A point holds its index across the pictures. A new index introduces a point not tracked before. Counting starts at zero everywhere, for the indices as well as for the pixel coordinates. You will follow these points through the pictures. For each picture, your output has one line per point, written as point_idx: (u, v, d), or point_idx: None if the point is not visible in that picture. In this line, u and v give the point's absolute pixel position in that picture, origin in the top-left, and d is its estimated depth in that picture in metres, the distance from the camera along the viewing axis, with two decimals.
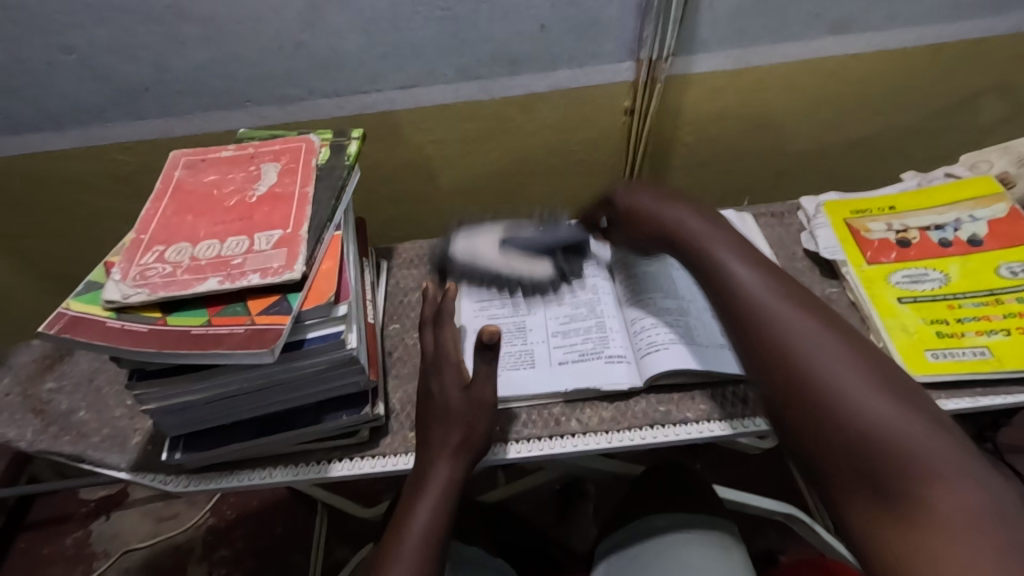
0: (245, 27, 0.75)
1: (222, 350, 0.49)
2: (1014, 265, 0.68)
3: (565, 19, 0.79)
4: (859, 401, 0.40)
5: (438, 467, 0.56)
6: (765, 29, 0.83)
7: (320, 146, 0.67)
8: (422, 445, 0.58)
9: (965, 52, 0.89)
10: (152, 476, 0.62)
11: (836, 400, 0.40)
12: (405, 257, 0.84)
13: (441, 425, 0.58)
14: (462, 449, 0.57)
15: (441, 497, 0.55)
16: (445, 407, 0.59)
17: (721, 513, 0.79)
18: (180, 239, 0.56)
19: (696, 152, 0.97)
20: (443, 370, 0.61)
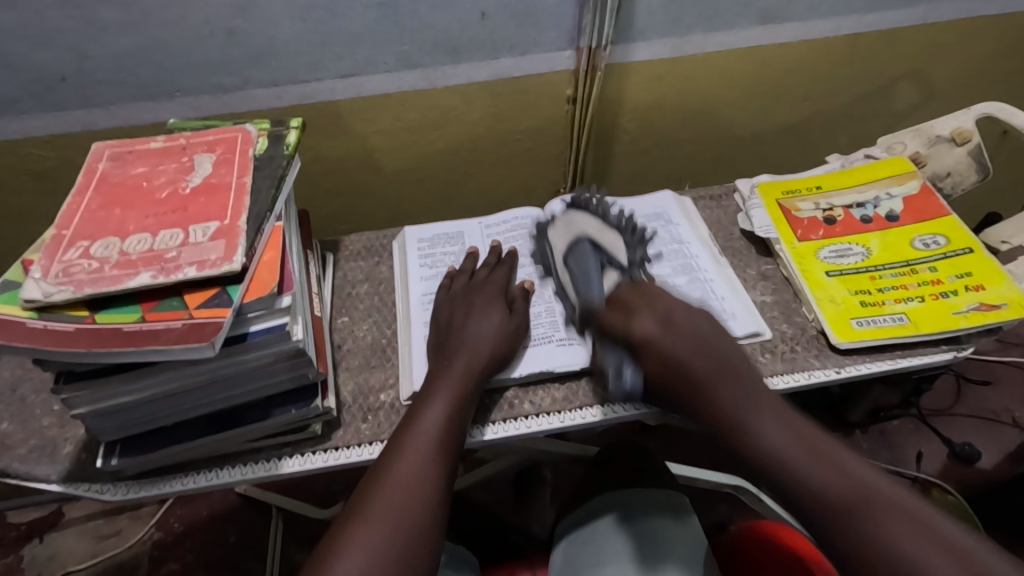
0: (170, 13, 0.71)
1: (159, 346, 0.47)
2: (927, 237, 0.74)
3: (505, 8, 0.79)
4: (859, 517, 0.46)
5: (414, 441, 0.55)
6: (698, 19, 0.86)
7: (257, 136, 0.65)
8: (403, 423, 0.57)
9: (880, 41, 0.95)
10: (87, 485, 0.59)
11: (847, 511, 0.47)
12: (351, 249, 0.82)
13: (434, 389, 0.59)
14: (453, 409, 0.57)
15: (428, 458, 0.54)
16: (445, 371, 0.60)
17: (674, 486, 0.82)
18: (108, 233, 0.53)
19: (638, 139, 0.99)
20: (480, 298, 0.67)
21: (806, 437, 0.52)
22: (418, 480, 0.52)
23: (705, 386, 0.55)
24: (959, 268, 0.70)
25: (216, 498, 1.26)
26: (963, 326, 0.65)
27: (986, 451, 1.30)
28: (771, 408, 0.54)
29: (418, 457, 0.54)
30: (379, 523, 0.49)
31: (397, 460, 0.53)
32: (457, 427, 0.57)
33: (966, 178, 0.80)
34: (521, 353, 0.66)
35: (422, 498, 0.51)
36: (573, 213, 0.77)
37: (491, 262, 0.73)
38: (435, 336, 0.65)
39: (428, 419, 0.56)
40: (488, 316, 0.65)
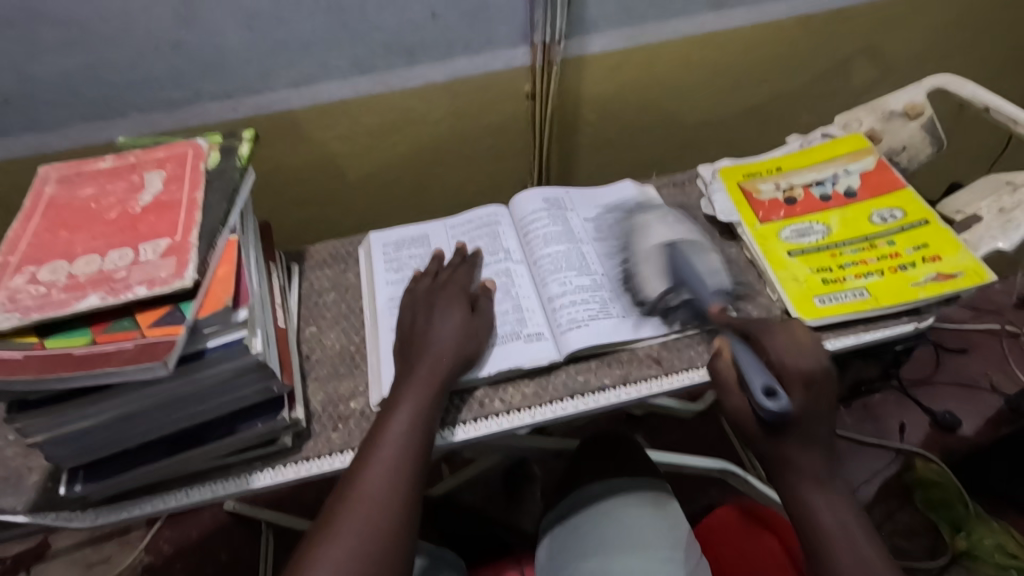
0: (114, 29, 0.70)
1: (110, 368, 0.46)
2: (884, 211, 0.75)
3: (454, 6, 0.79)
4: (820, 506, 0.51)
5: (382, 450, 0.54)
6: (650, 7, 0.86)
7: (209, 149, 0.64)
8: (370, 432, 0.57)
9: (832, 20, 0.96)
10: (54, 514, 0.57)
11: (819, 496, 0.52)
12: (318, 258, 0.82)
13: (399, 397, 0.58)
14: (420, 414, 0.57)
15: (395, 468, 0.53)
16: (408, 379, 0.60)
17: (656, 474, 0.82)
18: (55, 257, 0.53)
19: (600, 131, 0.99)
20: (442, 299, 0.67)
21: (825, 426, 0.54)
22: (385, 492, 0.52)
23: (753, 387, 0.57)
24: (916, 240, 0.71)
25: (205, 517, 1.25)
26: (922, 297, 0.66)
27: (967, 418, 1.32)
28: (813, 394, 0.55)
29: (384, 468, 0.53)
30: (346, 539, 0.49)
31: (363, 473, 0.53)
32: (421, 436, 0.56)
33: (921, 151, 0.81)
34: (488, 351, 0.66)
35: (392, 510, 0.51)
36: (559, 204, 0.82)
37: (455, 261, 0.73)
38: (402, 340, 0.65)
39: (392, 429, 0.56)
40: (451, 316, 0.65)
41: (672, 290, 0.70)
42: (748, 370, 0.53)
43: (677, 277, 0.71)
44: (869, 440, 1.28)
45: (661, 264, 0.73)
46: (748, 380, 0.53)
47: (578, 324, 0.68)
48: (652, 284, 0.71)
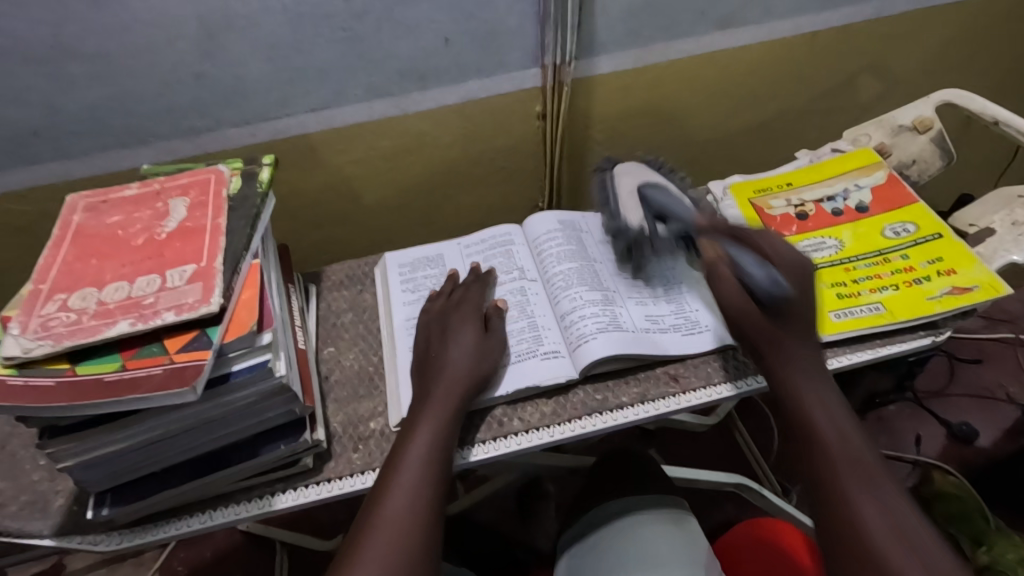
0: (138, 61, 0.72)
1: (140, 394, 0.47)
2: (896, 225, 0.75)
3: (467, 31, 0.81)
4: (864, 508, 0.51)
5: (403, 474, 0.55)
6: (658, 29, 0.88)
7: (231, 176, 0.66)
8: (388, 459, 0.57)
9: (838, 37, 0.97)
10: (80, 537, 0.58)
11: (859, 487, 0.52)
12: (335, 279, 0.83)
13: (418, 420, 0.59)
14: (439, 436, 0.58)
15: (415, 492, 0.54)
16: (426, 402, 0.60)
17: (671, 492, 0.82)
18: (85, 284, 0.54)
19: (609, 150, 1.01)
20: (457, 319, 0.68)
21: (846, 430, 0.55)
22: (407, 517, 0.52)
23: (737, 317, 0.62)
24: (930, 253, 0.71)
25: (219, 537, 1.25)
26: (938, 311, 0.66)
27: (985, 429, 1.30)
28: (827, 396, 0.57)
29: (405, 492, 0.53)
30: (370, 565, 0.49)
31: (384, 498, 0.53)
32: (441, 459, 0.57)
33: (931, 165, 0.82)
34: (503, 370, 0.67)
35: (416, 535, 0.51)
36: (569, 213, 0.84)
37: (469, 281, 0.74)
38: (419, 362, 0.66)
39: (412, 453, 0.56)
40: (466, 337, 0.65)
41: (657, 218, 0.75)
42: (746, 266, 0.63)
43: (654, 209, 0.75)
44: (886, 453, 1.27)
45: (637, 211, 0.77)
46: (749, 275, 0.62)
47: (587, 339, 0.67)
48: (632, 212, 0.76)
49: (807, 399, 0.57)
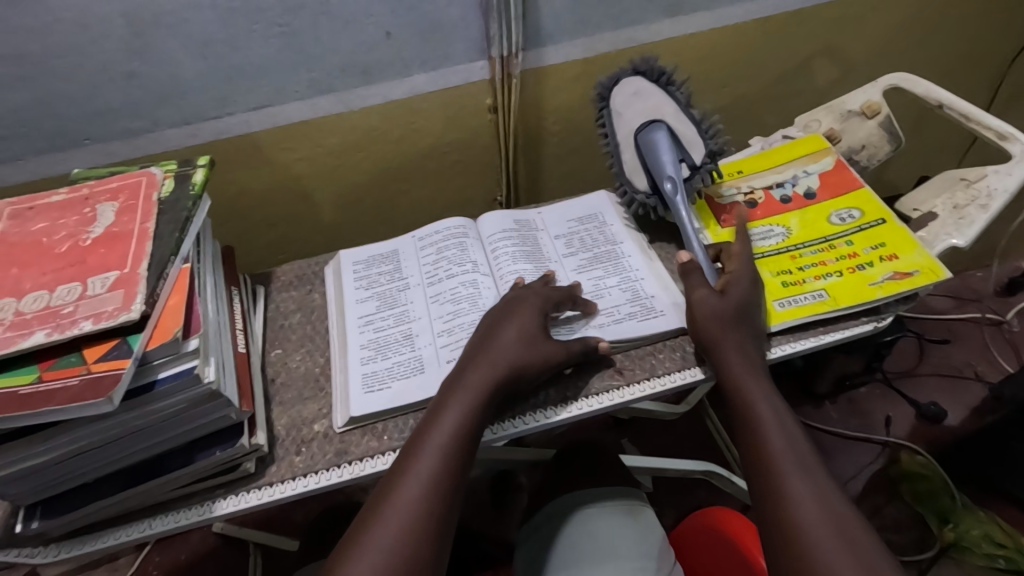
0: (65, 62, 0.70)
1: (54, 406, 0.46)
2: (842, 212, 0.75)
3: (408, 24, 0.79)
4: (807, 529, 0.48)
5: (422, 462, 0.54)
6: (606, 17, 0.87)
7: (162, 178, 0.64)
8: (409, 442, 0.57)
9: (790, 22, 0.97)
10: (13, 551, 0.57)
11: (798, 506, 0.50)
12: (284, 279, 0.82)
13: (447, 398, 0.58)
14: (466, 424, 0.57)
15: (428, 483, 0.53)
16: (460, 383, 0.59)
17: (627, 484, 0.82)
18: (3, 294, 0.53)
19: (565, 141, 1.00)
20: (501, 309, 0.66)
21: (803, 459, 0.53)
22: (418, 502, 0.52)
23: (724, 343, 0.61)
24: (873, 239, 0.71)
25: (193, 540, 1.25)
26: (879, 297, 0.66)
27: (951, 408, 1.32)
28: (782, 419, 0.56)
29: (419, 481, 0.53)
30: (370, 555, 0.49)
31: (399, 484, 0.53)
32: (468, 441, 0.56)
33: (880, 149, 0.82)
34: None
35: (423, 526, 0.51)
36: (644, 90, 0.77)
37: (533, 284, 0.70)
38: (471, 345, 0.63)
39: (437, 435, 0.56)
40: (510, 329, 0.63)
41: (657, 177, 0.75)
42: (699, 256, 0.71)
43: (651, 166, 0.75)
44: (855, 435, 1.29)
45: (636, 156, 0.77)
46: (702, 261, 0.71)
47: None
48: (637, 177, 0.78)
49: (760, 419, 0.56)
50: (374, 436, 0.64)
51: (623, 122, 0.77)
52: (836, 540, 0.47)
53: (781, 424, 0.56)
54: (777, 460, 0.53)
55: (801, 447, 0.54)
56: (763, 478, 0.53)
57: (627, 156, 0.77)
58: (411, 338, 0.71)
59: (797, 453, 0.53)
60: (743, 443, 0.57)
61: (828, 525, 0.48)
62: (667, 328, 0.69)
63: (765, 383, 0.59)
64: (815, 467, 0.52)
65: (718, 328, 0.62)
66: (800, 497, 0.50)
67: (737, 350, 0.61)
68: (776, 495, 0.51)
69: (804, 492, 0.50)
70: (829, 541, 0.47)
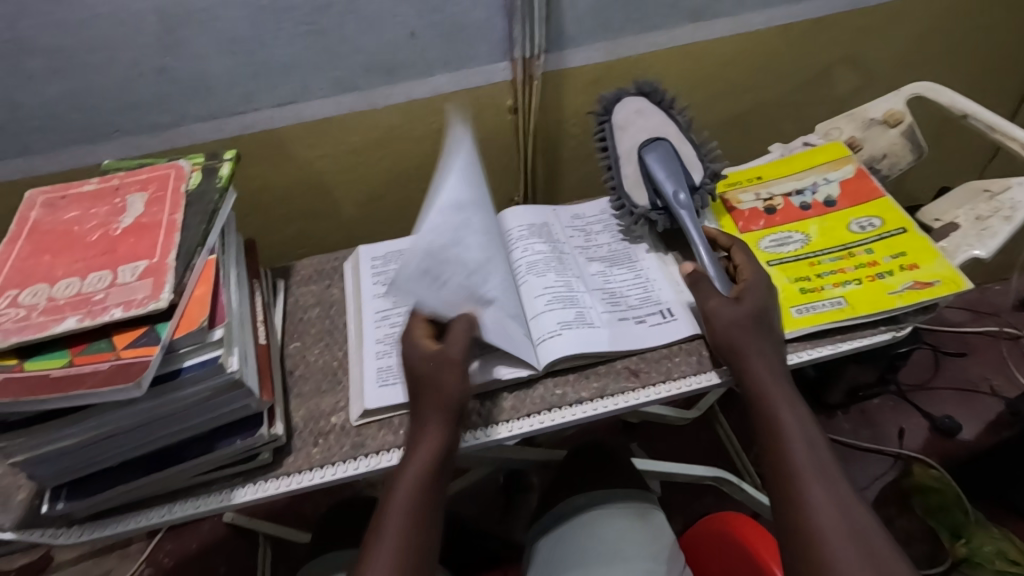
0: (98, 56, 0.72)
1: (85, 390, 0.47)
2: (863, 220, 0.75)
3: (432, 25, 0.80)
4: (828, 544, 0.48)
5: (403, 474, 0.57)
6: (628, 21, 0.87)
7: (190, 171, 0.66)
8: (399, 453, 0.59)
9: (813, 29, 0.96)
10: (39, 530, 0.58)
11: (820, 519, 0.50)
12: (303, 274, 0.83)
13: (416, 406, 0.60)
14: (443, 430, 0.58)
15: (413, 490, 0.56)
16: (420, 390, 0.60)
17: (638, 485, 0.82)
18: (36, 280, 0.54)
19: (584, 143, 1.00)
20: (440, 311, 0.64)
21: (828, 472, 0.52)
22: (406, 512, 0.56)
23: (745, 351, 0.60)
24: (894, 248, 0.71)
25: (204, 530, 1.26)
26: (899, 306, 0.65)
27: (966, 422, 1.31)
28: (807, 431, 0.55)
29: (404, 491, 0.56)
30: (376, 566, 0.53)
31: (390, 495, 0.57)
32: (431, 490, 0.57)
33: (901, 159, 0.81)
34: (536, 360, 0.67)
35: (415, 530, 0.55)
36: (646, 108, 0.79)
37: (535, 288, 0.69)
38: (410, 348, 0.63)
39: (404, 478, 0.57)
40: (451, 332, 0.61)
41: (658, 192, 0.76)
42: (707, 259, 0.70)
43: (653, 181, 0.76)
44: (867, 446, 1.28)
45: (639, 170, 0.78)
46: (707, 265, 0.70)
47: (553, 334, 0.68)
48: (637, 193, 0.78)
49: (784, 430, 0.55)
50: (391, 430, 0.65)
51: (626, 139, 0.79)
52: (857, 557, 0.47)
53: (805, 436, 0.55)
54: (800, 472, 0.52)
55: (824, 458, 0.54)
56: (785, 486, 0.52)
57: (629, 170, 0.79)
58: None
59: (822, 466, 0.53)
60: (765, 455, 0.56)
61: (851, 542, 0.48)
62: (682, 332, 0.69)
63: (791, 393, 0.58)
64: (838, 479, 0.52)
65: (740, 335, 0.61)
66: (821, 510, 0.50)
67: (764, 355, 0.60)
68: (797, 506, 0.51)
69: (828, 506, 0.50)
70: (849, 554, 0.47)
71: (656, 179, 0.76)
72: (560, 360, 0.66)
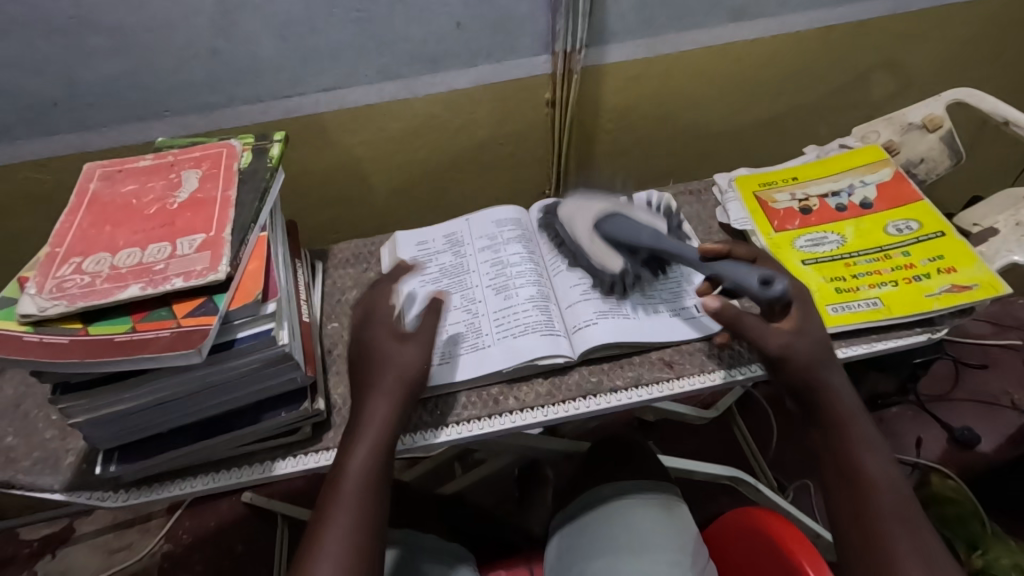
0: (154, 36, 0.74)
1: (149, 354, 0.49)
2: (900, 223, 0.75)
3: (478, 16, 0.81)
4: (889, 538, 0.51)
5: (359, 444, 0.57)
6: (669, 19, 0.88)
7: (242, 150, 0.67)
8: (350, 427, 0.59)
9: (852, 33, 0.97)
10: (88, 493, 0.60)
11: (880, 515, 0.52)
12: (340, 257, 0.85)
13: (369, 380, 0.60)
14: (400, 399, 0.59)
15: (377, 454, 0.57)
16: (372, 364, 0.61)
17: (664, 477, 0.83)
18: (99, 249, 0.56)
19: (618, 139, 1.01)
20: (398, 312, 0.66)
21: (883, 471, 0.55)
22: (364, 478, 0.55)
23: (807, 352, 0.59)
24: (931, 251, 0.71)
25: (224, 508, 1.29)
26: (935, 308, 0.66)
27: (986, 435, 1.30)
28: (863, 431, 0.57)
29: (364, 457, 0.56)
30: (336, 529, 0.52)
31: (346, 462, 0.56)
32: (378, 480, 0.56)
33: (939, 165, 0.81)
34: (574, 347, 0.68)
35: (372, 494, 0.55)
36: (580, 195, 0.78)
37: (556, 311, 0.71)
38: (357, 344, 0.64)
39: (363, 441, 0.57)
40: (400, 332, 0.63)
41: (633, 251, 0.73)
42: (740, 280, 0.62)
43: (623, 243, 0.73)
44: None
45: (604, 242, 0.75)
46: (745, 286, 0.61)
47: (589, 323, 0.70)
48: (611, 260, 0.74)
49: (845, 430, 0.57)
50: (428, 409, 0.66)
51: (580, 224, 0.76)
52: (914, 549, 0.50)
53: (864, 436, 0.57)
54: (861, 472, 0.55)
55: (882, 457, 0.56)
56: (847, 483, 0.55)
57: (593, 247, 0.75)
58: (478, 329, 0.71)
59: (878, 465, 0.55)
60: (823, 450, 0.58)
61: (909, 536, 0.51)
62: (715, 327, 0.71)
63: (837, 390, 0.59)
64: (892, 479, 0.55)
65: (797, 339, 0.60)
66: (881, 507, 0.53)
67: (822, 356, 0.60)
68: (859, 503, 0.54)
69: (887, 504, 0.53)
70: (907, 548, 0.51)
71: (626, 242, 0.72)
72: (595, 347, 0.68)
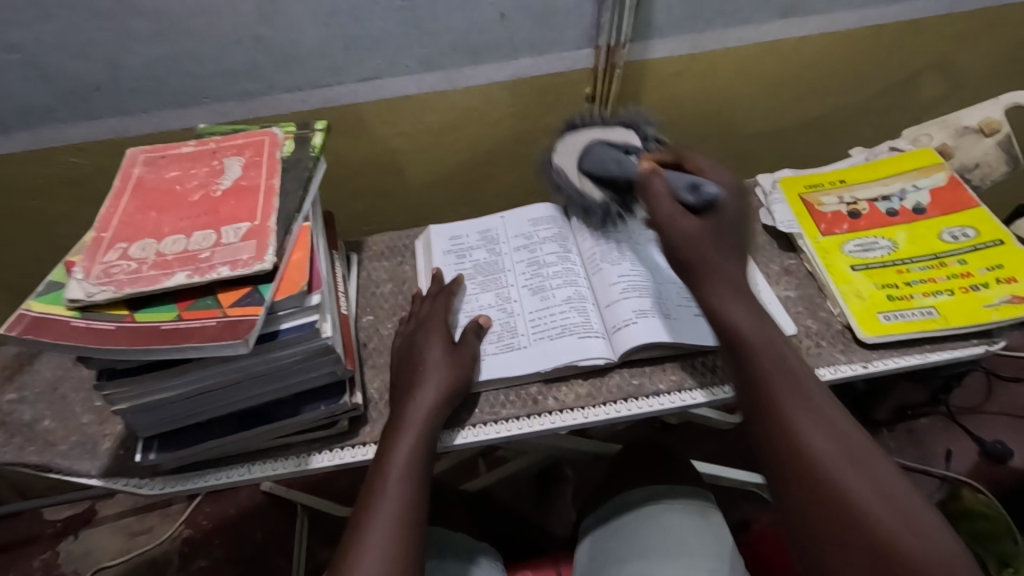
0: (198, 21, 0.73)
1: (195, 343, 0.48)
2: (955, 229, 0.73)
3: (523, 8, 0.80)
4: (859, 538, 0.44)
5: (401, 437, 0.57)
6: (717, 14, 0.86)
7: (284, 139, 0.66)
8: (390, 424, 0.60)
9: (904, 32, 0.94)
10: (125, 479, 0.60)
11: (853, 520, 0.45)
12: (375, 249, 0.84)
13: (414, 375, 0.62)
14: (442, 392, 0.61)
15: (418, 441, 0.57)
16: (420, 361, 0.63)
17: (697, 484, 0.81)
18: (145, 235, 0.55)
19: (657, 137, 0.99)
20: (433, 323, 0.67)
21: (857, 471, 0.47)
22: (405, 465, 0.56)
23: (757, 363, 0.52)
24: (989, 260, 0.69)
25: (243, 496, 1.29)
26: (994, 319, 0.64)
27: (1019, 450, 1.26)
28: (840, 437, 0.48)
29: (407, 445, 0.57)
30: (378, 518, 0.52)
31: (390, 453, 0.57)
32: (421, 474, 0.56)
33: (995, 170, 0.78)
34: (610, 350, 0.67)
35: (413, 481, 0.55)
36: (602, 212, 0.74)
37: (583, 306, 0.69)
38: (398, 352, 0.66)
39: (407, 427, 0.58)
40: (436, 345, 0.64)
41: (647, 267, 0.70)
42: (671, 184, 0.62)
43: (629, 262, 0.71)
44: (912, 465, 1.24)
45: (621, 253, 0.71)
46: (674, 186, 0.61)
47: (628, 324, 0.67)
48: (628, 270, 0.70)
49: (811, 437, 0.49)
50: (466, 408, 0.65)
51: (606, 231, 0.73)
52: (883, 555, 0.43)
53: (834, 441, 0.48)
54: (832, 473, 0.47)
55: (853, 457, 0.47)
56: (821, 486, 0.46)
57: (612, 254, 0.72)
58: (512, 329, 0.70)
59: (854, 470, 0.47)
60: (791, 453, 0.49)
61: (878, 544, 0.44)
62: None
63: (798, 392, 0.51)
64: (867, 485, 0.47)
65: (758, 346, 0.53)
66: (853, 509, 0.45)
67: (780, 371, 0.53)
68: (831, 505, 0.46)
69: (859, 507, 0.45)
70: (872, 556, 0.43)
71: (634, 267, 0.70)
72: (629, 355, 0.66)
